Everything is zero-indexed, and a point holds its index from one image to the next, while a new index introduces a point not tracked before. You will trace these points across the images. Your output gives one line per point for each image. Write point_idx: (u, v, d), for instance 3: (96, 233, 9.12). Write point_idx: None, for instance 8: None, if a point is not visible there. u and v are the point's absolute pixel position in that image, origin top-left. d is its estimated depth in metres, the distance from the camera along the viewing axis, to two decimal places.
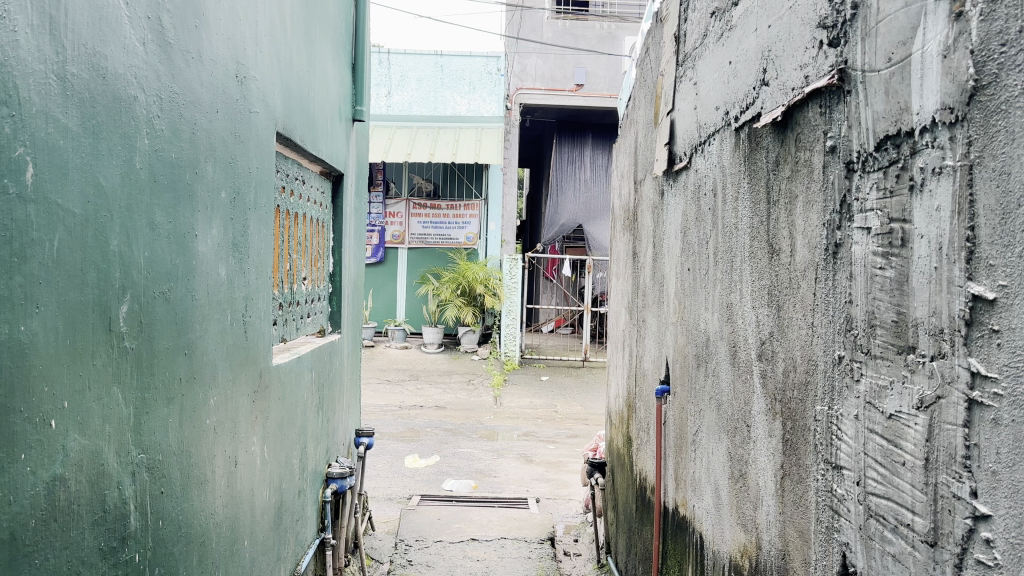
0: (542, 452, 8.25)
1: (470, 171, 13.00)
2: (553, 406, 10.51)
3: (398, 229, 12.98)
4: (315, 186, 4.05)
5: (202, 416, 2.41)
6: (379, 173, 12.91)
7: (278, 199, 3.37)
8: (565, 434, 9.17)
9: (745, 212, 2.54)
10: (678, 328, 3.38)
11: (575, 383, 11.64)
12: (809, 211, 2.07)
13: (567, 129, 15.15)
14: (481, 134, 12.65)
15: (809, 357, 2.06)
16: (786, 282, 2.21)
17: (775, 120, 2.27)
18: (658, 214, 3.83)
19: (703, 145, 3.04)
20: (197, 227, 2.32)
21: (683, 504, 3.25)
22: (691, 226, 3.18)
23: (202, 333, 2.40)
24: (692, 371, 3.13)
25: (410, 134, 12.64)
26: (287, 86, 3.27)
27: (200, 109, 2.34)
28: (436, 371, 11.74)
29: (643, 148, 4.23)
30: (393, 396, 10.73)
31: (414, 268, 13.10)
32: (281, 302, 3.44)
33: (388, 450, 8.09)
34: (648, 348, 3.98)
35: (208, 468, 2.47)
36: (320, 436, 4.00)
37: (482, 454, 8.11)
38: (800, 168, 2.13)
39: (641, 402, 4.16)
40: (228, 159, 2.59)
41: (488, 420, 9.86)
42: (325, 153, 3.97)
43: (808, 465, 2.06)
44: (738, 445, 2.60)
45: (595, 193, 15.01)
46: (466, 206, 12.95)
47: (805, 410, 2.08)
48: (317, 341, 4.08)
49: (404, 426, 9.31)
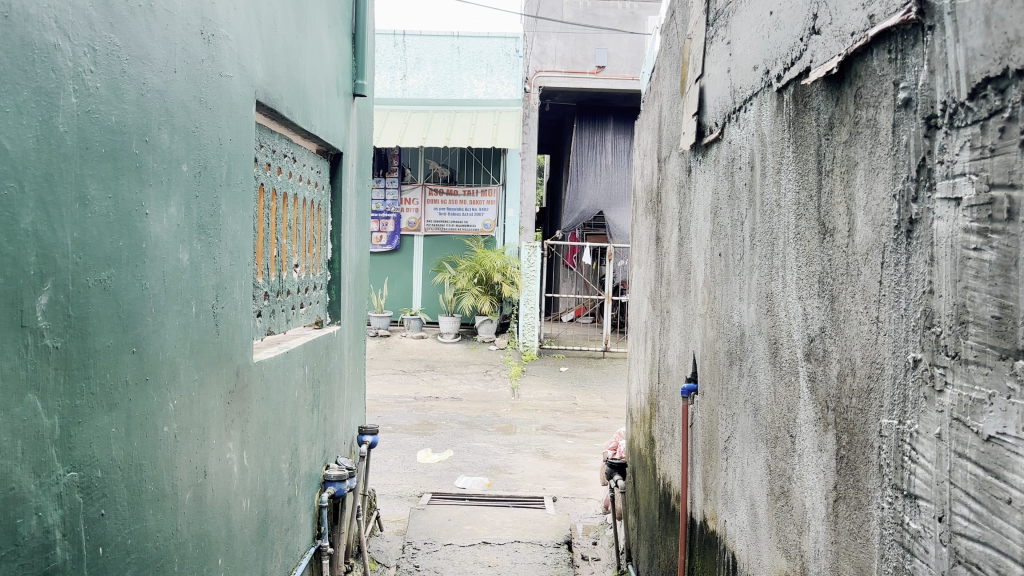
0: (560, 447, 7.92)
1: (487, 156, 12.65)
2: (573, 399, 10.17)
3: (414, 216, 12.67)
4: (310, 165, 3.72)
5: (158, 422, 2.09)
6: (395, 158, 12.59)
7: (264, 177, 3.04)
8: (585, 428, 8.83)
9: (790, 187, 2.17)
10: (707, 319, 3.02)
11: (596, 374, 11.28)
12: (873, 181, 1.70)
13: (588, 113, 14.72)
14: (499, 118, 12.28)
15: (872, 359, 1.70)
16: (843, 269, 1.85)
17: (829, 74, 1.90)
18: (685, 194, 3.46)
19: (738, 112, 2.67)
20: (147, 204, 2.00)
21: (713, 517, 2.90)
22: (723, 205, 2.82)
23: (157, 327, 2.08)
24: (724, 370, 2.78)
25: (426, 117, 12.30)
26: (271, 51, 2.94)
27: (152, 65, 2.01)
28: (453, 362, 11.44)
29: (668, 123, 3.85)
30: (408, 387, 10.45)
31: (430, 256, 12.77)
32: (269, 291, 3.12)
33: (400, 444, 7.79)
34: (673, 342, 3.63)
35: (168, 481, 2.16)
36: (316, 437, 3.69)
37: (497, 448, 7.79)
38: (862, 129, 1.77)
39: (665, 400, 3.80)
40: (192, 128, 2.26)
41: (505, 412, 9.54)
42: (320, 129, 3.63)
43: (870, 489, 1.70)
44: (780, 457, 2.25)
45: (617, 179, 14.61)
46: (484, 192, 12.61)
47: (867, 422, 1.72)
48: (313, 333, 3.75)
49: (418, 418, 9.01)
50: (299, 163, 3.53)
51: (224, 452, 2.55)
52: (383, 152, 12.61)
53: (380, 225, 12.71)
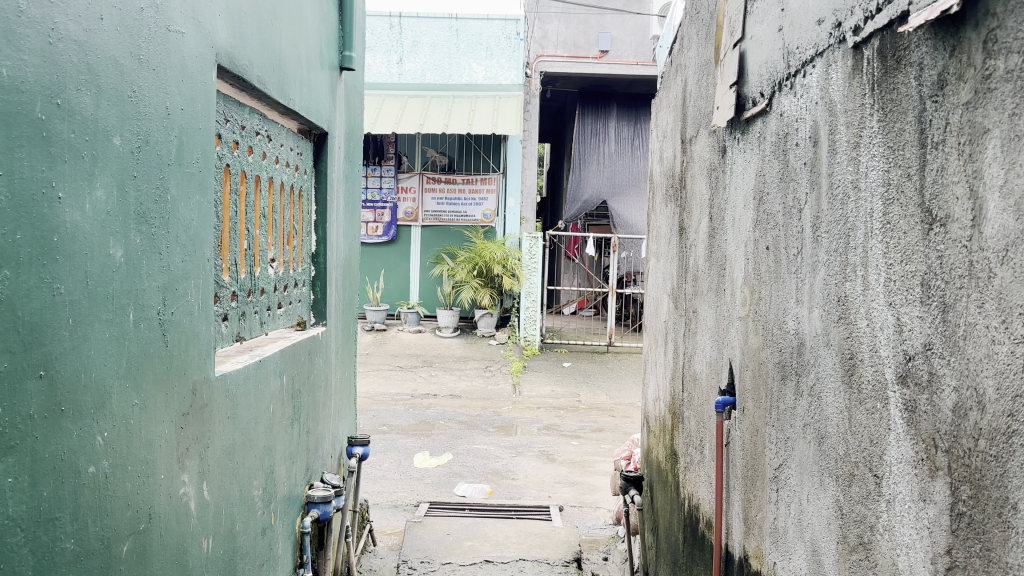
0: (565, 449, 7.48)
1: (487, 144, 12.19)
2: (576, 396, 9.74)
3: (411, 206, 12.20)
4: (289, 145, 3.27)
5: (81, 461, 1.66)
6: (391, 146, 12.13)
7: (231, 157, 2.60)
8: (591, 427, 8.40)
9: (876, 166, 1.73)
10: (748, 324, 2.59)
11: (600, 370, 10.85)
12: (1018, 153, 1.26)
13: (591, 99, 14.24)
14: (499, 103, 11.80)
15: (1016, 393, 1.26)
16: (962, 269, 1.41)
17: (940, 16, 1.46)
18: (717, 179, 3.03)
19: (794, 77, 2.23)
20: (60, 186, 1.56)
21: (757, 557, 2.48)
22: (772, 190, 2.39)
23: (78, 340, 1.64)
24: (773, 385, 2.35)
25: (423, 103, 11.82)
26: (236, 8, 2.49)
27: (65, 7, 1.56)
28: (452, 357, 11.00)
29: (695, 98, 3.41)
30: (405, 384, 10.02)
31: (427, 247, 12.29)
32: (238, 291, 2.69)
33: (395, 446, 7.35)
34: (701, 348, 3.20)
35: (96, 533, 1.72)
36: (298, 455, 3.26)
37: (499, 451, 7.36)
38: (995, 84, 1.32)
39: (691, 411, 3.37)
40: (127, 93, 1.82)
41: (506, 410, 9.12)
42: (299, 105, 3.19)
43: (1011, 565, 1.27)
44: (857, 499, 1.82)
45: (622, 167, 14.10)
46: (484, 180, 12.16)
47: (1006, 478, 1.28)
48: (293, 336, 3.31)
49: (415, 418, 8.59)
50: (275, 144, 3.09)
51: (177, 486, 2.12)
52: (379, 139, 12.14)
53: (376, 215, 12.23)
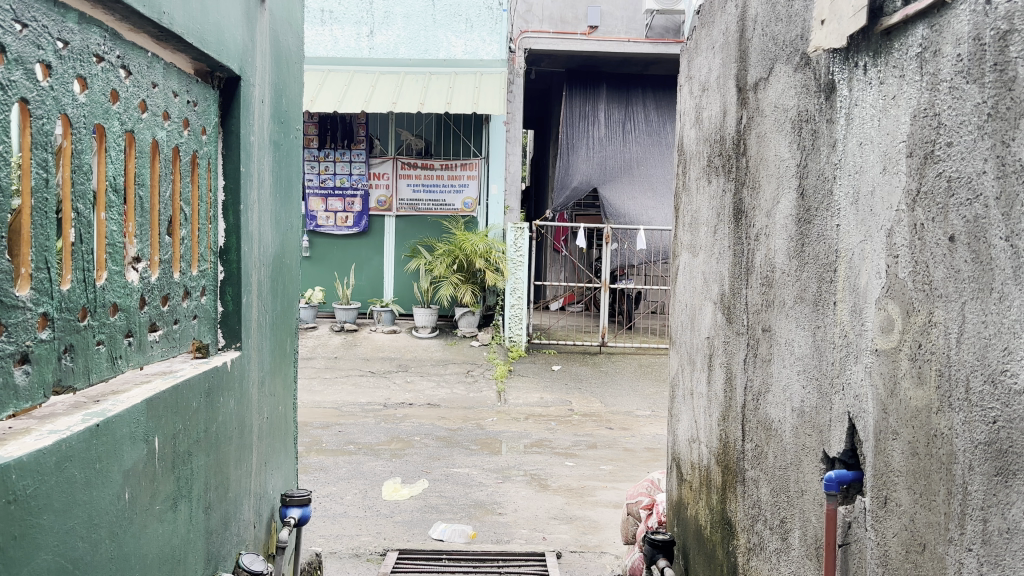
0: (559, 472, 6.43)
1: (467, 125, 11.11)
2: (568, 404, 8.73)
3: (384, 194, 11.11)
4: (172, 86, 2.20)
5: None
6: (361, 127, 11.01)
7: (32, 90, 1.54)
8: (586, 443, 7.36)
9: None
10: (898, 362, 1.58)
11: (592, 374, 9.83)
12: None
13: (578, 79, 13.33)
14: (481, 80, 10.69)
15: None
16: None
17: None
18: (814, 135, 2.02)
19: None
20: None
21: None
22: (968, 135, 1.37)
23: None
24: (977, 481, 1.33)
25: (397, 80, 10.70)
26: None
27: None
28: (429, 360, 9.95)
29: (762, 24, 2.39)
30: (377, 392, 8.96)
31: (403, 239, 11.20)
32: (54, 314, 1.64)
33: (362, 472, 6.26)
34: (783, 386, 2.19)
35: None
36: (189, 549, 2.21)
37: (484, 477, 6.18)
38: None
39: (761, 474, 2.35)
40: None
41: (490, 422, 8.08)
42: (183, 29, 2.13)
43: None
44: None
45: (612, 152, 12.82)
46: (463, 166, 11.09)
47: None
48: (182, 372, 2.26)
49: (387, 434, 7.51)
50: (143, 85, 2.03)
51: None
52: (348, 121, 11.03)
53: (345, 204, 11.12)
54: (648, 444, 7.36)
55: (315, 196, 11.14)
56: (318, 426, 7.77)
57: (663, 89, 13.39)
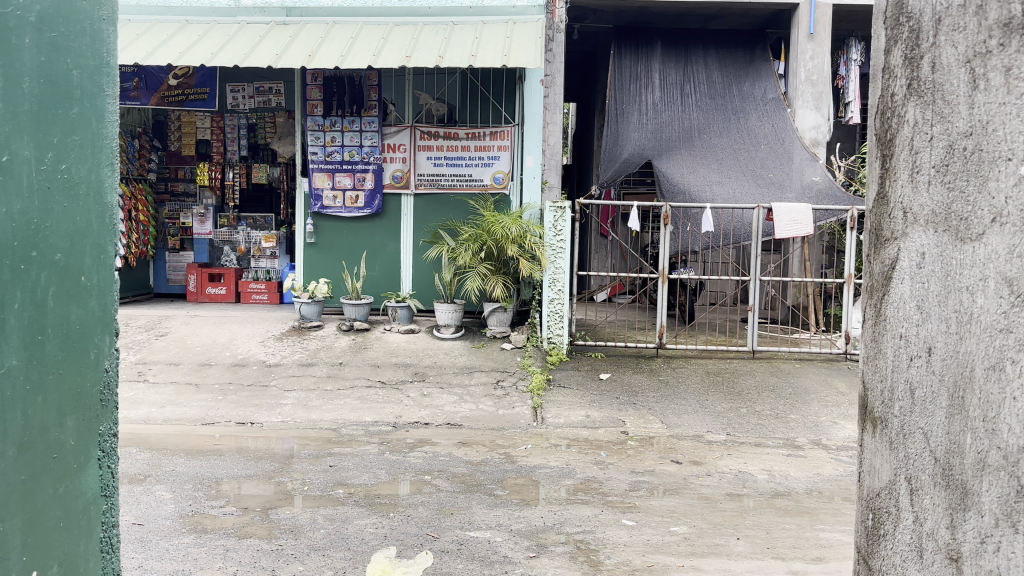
0: (614, 536, 4.64)
1: (498, 86, 9.36)
2: (621, 425, 6.97)
3: (400, 168, 9.45)
4: None
5: None
6: (373, 90, 9.37)
7: None
8: (647, 487, 5.55)
9: None
10: None
11: (650, 385, 8.03)
12: None
13: (628, 36, 11.56)
14: (513, 29, 8.88)
15: None
16: None
17: None
18: None
19: None
20: None
21: None
22: None
23: None
24: None
25: (413, 31, 8.95)
26: None
27: None
28: (452, 367, 8.24)
29: None
30: (385, 409, 7.30)
31: (422, 222, 9.50)
32: None
33: (345, 538, 4.56)
34: None
35: None
36: None
37: (513, 546, 4.47)
38: None
39: None
40: None
41: (523, 451, 6.36)
42: None
43: None
44: None
45: (669, 119, 10.89)
46: (493, 135, 9.34)
47: None
48: None
49: (389, 471, 5.83)
50: None
51: None
52: (357, 82, 9.39)
53: (355, 180, 9.44)
54: (730, 488, 5.54)
55: (320, 171, 9.48)
56: (305, 458, 6.12)
57: (726, 45, 11.49)
